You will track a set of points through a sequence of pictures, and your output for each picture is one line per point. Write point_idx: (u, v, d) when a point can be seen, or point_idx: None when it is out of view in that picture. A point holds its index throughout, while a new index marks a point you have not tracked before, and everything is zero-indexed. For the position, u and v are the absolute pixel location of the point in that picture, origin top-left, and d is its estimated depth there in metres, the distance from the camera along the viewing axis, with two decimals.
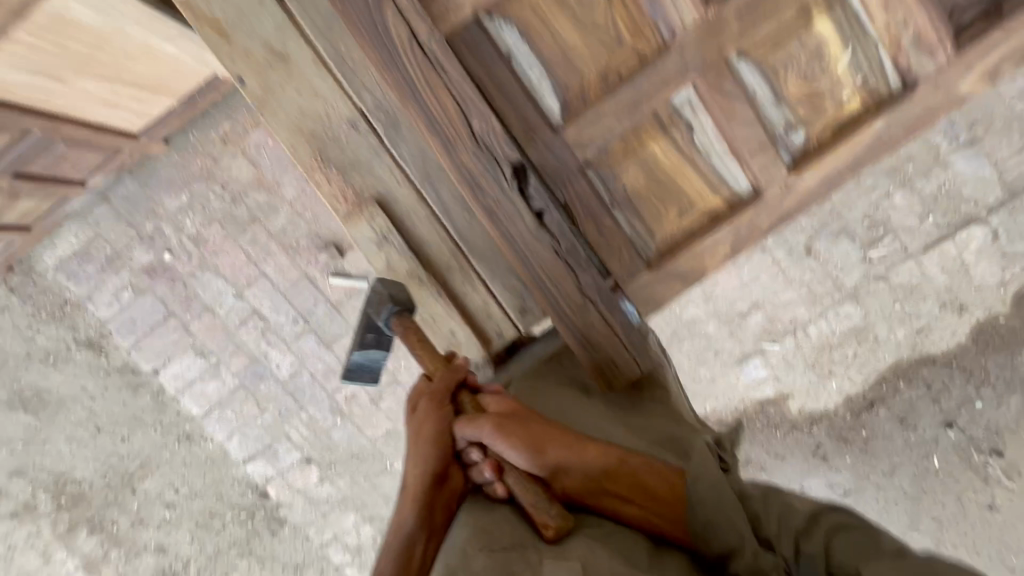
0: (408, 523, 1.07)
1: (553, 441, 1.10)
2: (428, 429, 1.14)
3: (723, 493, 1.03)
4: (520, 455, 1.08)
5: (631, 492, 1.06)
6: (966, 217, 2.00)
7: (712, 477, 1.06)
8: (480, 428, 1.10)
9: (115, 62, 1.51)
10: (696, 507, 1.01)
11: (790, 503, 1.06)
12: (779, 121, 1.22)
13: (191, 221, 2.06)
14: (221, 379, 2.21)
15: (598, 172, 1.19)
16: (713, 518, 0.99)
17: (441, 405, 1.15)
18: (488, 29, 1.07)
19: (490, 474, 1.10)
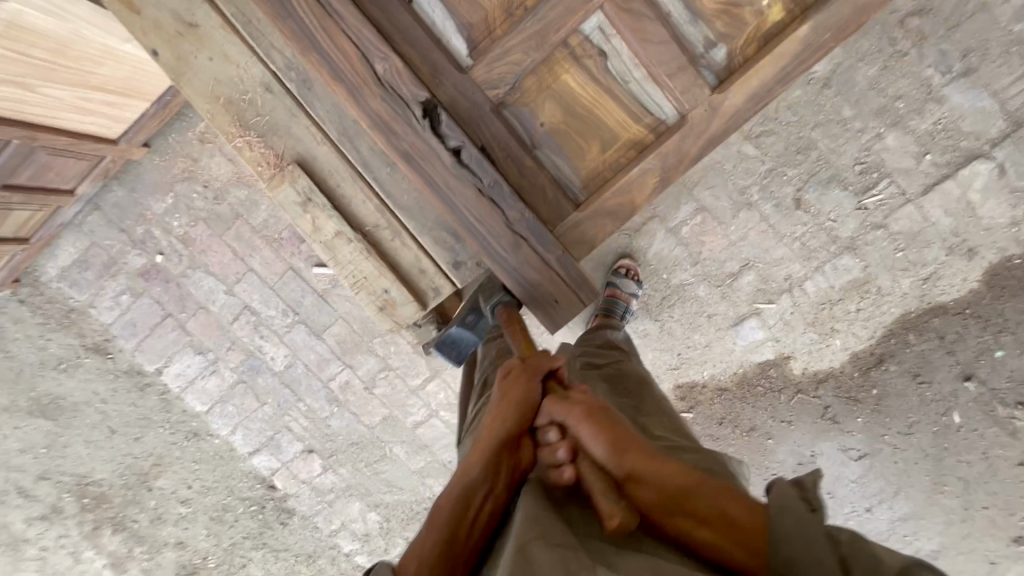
0: (472, 478, 0.94)
1: (633, 444, 0.93)
2: (514, 393, 1.04)
3: (814, 528, 0.76)
4: (597, 447, 0.93)
5: (709, 518, 0.85)
6: (968, 153, 1.86)
7: (801, 509, 0.80)
8: (569, 408, 0.99)
9: (77, 62, 1.56)
10: (781, 542, 0.76)
11: (880, 549, 0.71)
12: (698, 39, 1.04)
13: (178, 222, 2.11)
14: (221, 375, 2.27)
15: (523, 114, 1.09)
16: (791, 546, 0.75)
17: (535, 376, 1.07)
18: None
19: (560, 460, 0.94)
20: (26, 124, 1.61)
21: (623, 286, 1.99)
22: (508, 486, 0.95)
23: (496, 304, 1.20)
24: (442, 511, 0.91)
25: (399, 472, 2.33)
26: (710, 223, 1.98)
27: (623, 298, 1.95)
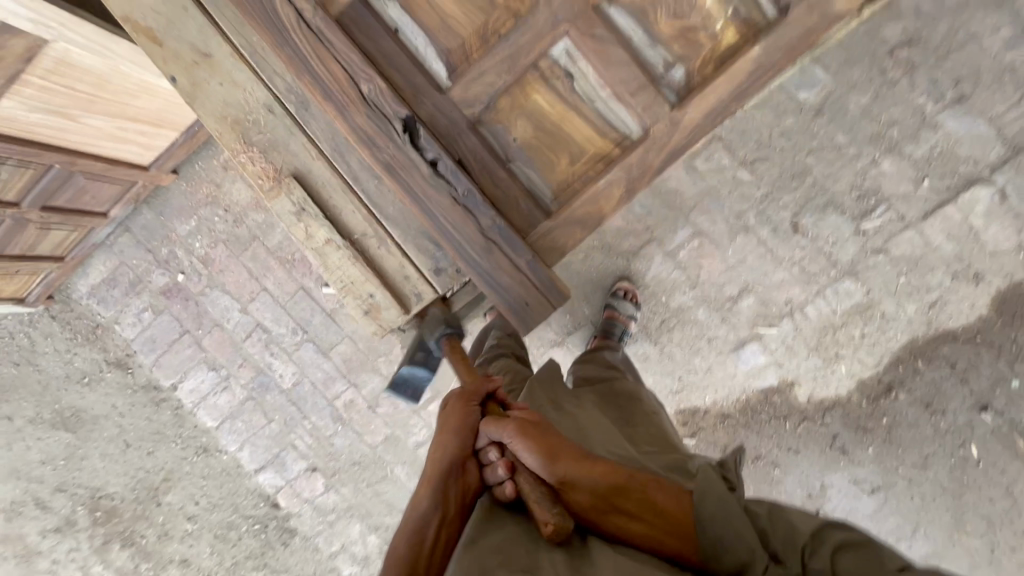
0: (426, 503, 1.06)
1: (565, 450, 1.05)
2: (454, 424, 1.17)
3: (732, 509, 0.95)
4: (533, 458, 1.05)
5: (640, 512, 0.98)
6: (967, 178, 1.87)
7: (721, 492, 0.97)
8: (503, 426, 1.11)
9: (117, 98, 1.73)
10: (706, 523, 0.93)
11: (795, 520, 0.96)
12: (659, 60, 0.95)
13: (199, 243, 2.25)
14: (232, 391, 2.35)
15: (498, 131, 0.98)
16: (722, 529, 0.92)
17: (470, 405, 1.20)
18: (372, 1, 0.94)
19: (502, 476, 1.08)
20: (68, 151, 1.77)
21: (622, 308, 1.99)
22: (458, 510, 1.07)
23: (441, 336, 1.29)
24: (402, 539, 1.02)
25: (399, 493, 2.33)
26: (707, 247, 2.01)
27: (621, 320, 1.95)
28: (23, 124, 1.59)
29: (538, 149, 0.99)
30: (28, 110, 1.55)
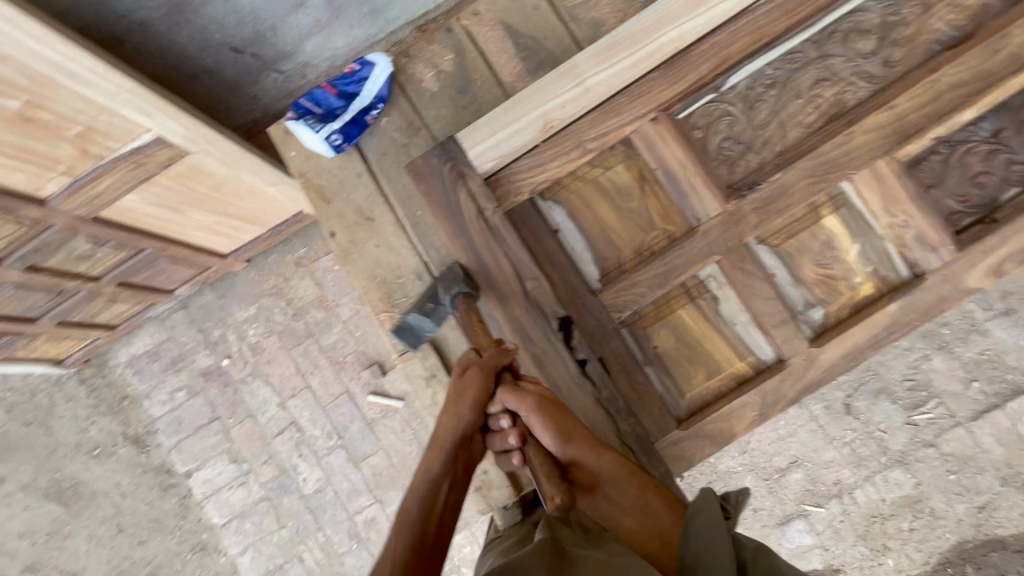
0: (434, 471, 1.00)
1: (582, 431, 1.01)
2: (470, 388, 1.02)
3: (718, 531, 0.88)
4: (548, 437, 1.01)
5: (634, 506, 0.99)
6: (1014, 387, 1.94)
7: (712, 513, 0.92)
8: (523, 398, 1.00)
9: (225, 200, 1.82)
10: (688, 538, 0.89)
11: (785, 563, 0.81)
12: (801, 298, 1.09)
13: (254, 331, 2.25)
14: (248, 488, 2.23)
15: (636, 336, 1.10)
16: (698, 545, 0.87)
17: (486, 375, 1.02)
18: (543, 209, 1.10)
19: (513, 448, 1.04)
20: (163, 238, 1.83)
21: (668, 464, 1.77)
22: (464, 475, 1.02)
23: (456, 295, 1.06)
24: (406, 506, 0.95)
25: None
26: None
27: None
28: (133, 214, 1.65)
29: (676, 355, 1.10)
30: (143, 204, 1.62)
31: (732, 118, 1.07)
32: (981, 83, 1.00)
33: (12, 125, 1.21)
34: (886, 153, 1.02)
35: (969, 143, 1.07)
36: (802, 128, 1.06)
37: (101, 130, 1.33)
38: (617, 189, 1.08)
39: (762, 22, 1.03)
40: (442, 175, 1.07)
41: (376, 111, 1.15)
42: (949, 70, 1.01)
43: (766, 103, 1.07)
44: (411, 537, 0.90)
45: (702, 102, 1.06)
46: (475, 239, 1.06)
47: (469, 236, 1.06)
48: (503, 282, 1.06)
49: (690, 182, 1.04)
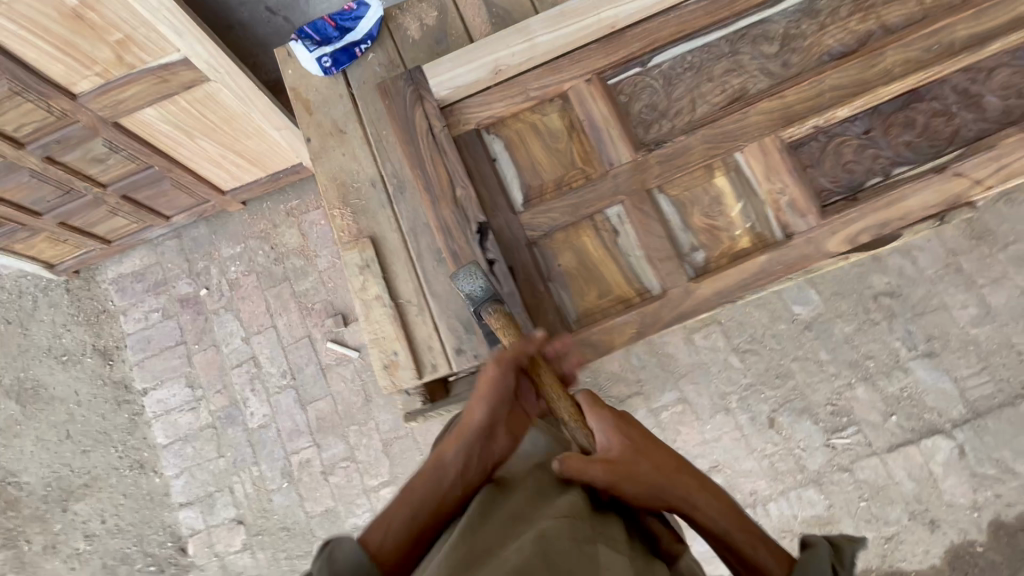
0: (452, 455, 0.92)
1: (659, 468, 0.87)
2: (500, 383, 1.00)
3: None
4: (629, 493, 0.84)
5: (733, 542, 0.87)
6: (930, 426, 2.04)
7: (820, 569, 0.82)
8: (590, 469, 0.82)
9: (232, 135, 2.02)
10: None
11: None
12: (687, 242, 1.15)
13: (235, 268, 2.41)
14: (197, 413, 2.33)
15: (554, 255, 1.16)
16: None
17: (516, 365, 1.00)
18: (484, 135, 1.21)
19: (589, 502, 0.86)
20: (170, 158, 2.02)
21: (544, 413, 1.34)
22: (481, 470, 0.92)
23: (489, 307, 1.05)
24: (413, 491, 0.89)
25: None
26: (688, 416, 2.13)
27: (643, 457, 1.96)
28: (148, 128, 1.85)
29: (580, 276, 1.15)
30: (160, 119, 1.83)
31: (653, 90, 1.20)
32: (857, 91, 1.13)
33: (64, 19, 1.43)
34: (773, 132, 1.14)
35: (842, 137, 1.15)
36: (709, 106, 1.18)
37: (138, 40, 1.54)
38: (550, 131, 1.21)
39: (691, 12, 1.18)
40: (403, 93, 1.20)
41: (364, 46, 1.30)
42: (834, 74, 1.14)
43: (683, 82, 1.20)
44: (411, 510, 0.86)
45: (630, 73, 1.21)
46: (419, 144, 1.17)
47: (414, 142, 1.17)
48: (436, 179, 1.15)
49: (609, 131, 1.17)
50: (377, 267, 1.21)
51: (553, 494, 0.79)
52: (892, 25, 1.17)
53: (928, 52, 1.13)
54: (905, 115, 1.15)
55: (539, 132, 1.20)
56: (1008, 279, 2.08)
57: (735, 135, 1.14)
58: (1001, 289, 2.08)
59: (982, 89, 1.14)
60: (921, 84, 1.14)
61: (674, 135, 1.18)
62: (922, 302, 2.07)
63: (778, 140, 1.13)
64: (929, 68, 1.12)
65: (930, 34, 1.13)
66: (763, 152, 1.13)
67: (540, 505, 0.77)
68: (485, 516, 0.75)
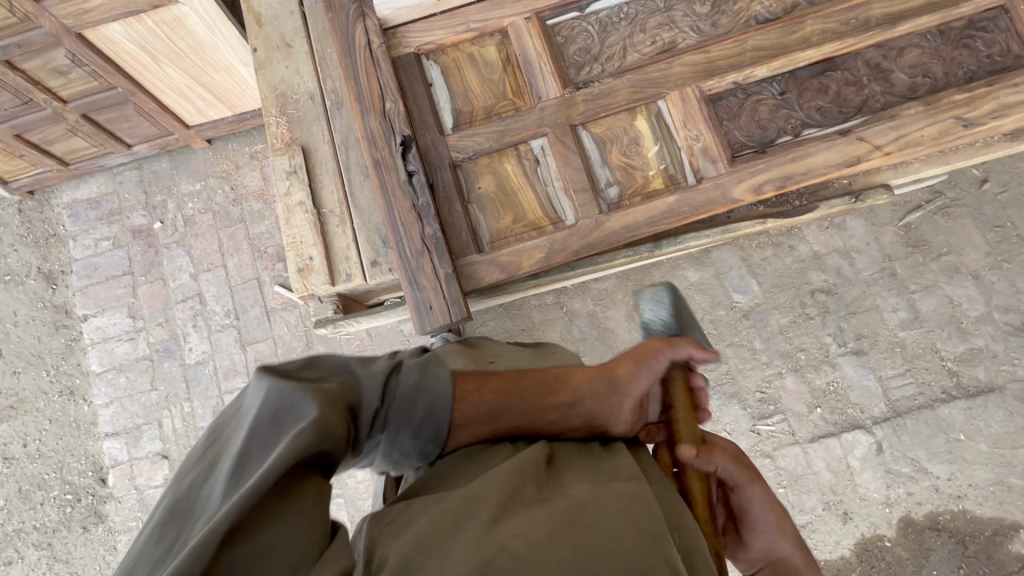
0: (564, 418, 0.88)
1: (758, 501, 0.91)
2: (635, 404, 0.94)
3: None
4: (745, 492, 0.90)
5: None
6: (851, 421, 2.09)
7: None
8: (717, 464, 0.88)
9: (199, 66, 2.04)
10: None
11: None
12: (603, 178, 1.20)
13: (192, 204, 2.41)
14: (135, 344, 2.31)
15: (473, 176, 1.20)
16: None
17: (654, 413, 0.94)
18: (422, 60, 1.25)
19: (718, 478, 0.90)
20: (135, 82, 2.04)
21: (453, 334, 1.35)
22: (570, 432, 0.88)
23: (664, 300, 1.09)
24: (516, 401, 0.86)
25: None
26: None
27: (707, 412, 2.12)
28: (113, 46, 1.87)
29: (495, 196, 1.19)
30: (125, 38, 1.84)
31: (589, 35, 1.26)
32: (776, 53, 1.20)
33: None
34: (694, 83, 1.19)
35: (760, 97, 1.21)
36: (640, 55, 1.24)
37: None
38: (486, 63, 1.26)
39: None
40: (347, 10, 1.25)
41: None
42: (756, 36, 1.21)
43: (617, 31, 1.25)
44: (504, 412, 0.84)
45: (568, 17, 1.26)
46: (356, 58, 1.22)
47: (352, 56, 1.22)
48: (368, 92, 1.20)
49: (541, 66, 1.22)
50: (305, 175, 1.25)
51: (620, 465, 0.79)
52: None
53: (845, 24, 1.21)
54: (819, 82, 1.21)
55: (476, 62, 1.25)
56: (939, 287, 2.15)
57: (658, 82, 1.20)
58: (931, 295, 2.14)
59: (893, 65, 1.21)
60: (836, 54, 1.21)
61: (603, 77, 1.23)
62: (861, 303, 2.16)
63: (697, 90, 1.19)
64: (844, 39, 1.19)
65: (847, 10, 1.21)
66: (682, 100, 1.19)
67: (604, 476, 0.75)
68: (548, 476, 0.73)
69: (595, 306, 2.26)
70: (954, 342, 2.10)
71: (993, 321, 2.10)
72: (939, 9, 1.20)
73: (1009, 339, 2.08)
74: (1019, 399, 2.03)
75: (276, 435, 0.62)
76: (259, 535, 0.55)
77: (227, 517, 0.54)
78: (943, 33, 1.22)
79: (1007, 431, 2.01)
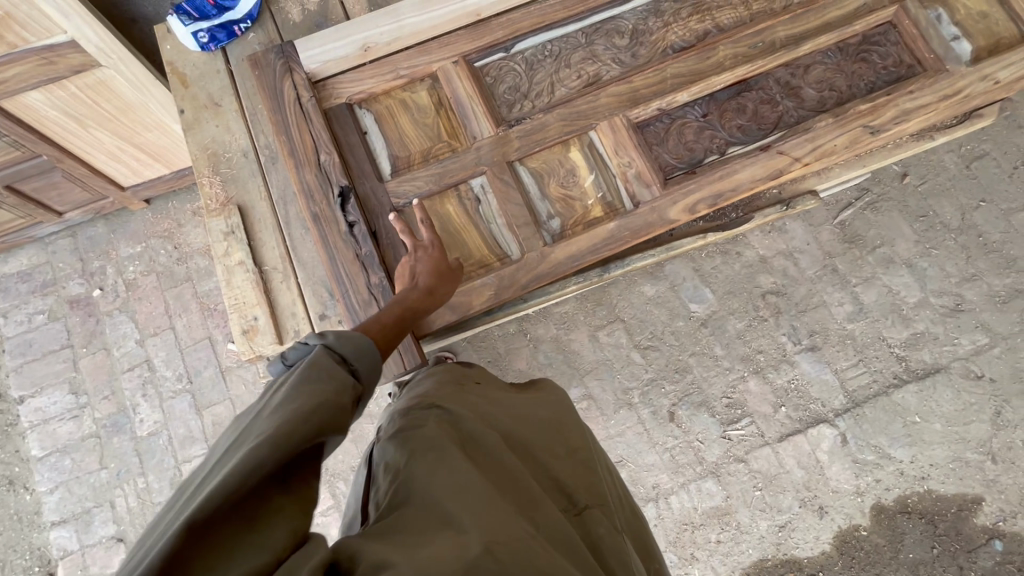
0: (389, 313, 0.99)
1: None
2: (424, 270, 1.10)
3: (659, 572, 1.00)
4: None
5: None
6: (815, 416, 2.16)
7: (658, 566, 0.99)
8: None
9: (130, 126, 1.98)
10: None
11: None
12: (544, 211, 1.22)
13: (133, 267, 2.31)
14: (79, 422, 2.17)
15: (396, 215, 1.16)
16: None
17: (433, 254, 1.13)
18: (355, 109, 1.26)
19: None
20: (62, 148, 1.95)
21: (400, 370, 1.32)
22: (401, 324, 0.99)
23: None
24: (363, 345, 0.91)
25: None
26: (592, 412, 2.20)
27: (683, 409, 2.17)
28: (33, 114, 1.78)
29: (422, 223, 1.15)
30: (46, 105, 1.76)
31: (516, 74, 1.29)
32: (694, 78, 1.26)
33: None
34: (621, 112, 1.24)
35: (684, 121, 1.27)
36: (567, 90, 1.28)
37: (19, 19, 1.48)
38: (419, 107, 1.27)
39: (549, 6, 1.30)
40: (274, 67, 1.24)
41: (243, 25, 1.34)
42: (674, 63, 1.27)
43: (544, 68, 1.30)
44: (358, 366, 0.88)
45: (495, 58, 1.30)
46: (287, 113, 1.21)
47: (282, 112, 1.21)
48: (302, 146, 1.19)
49: (472, 107, 1.25)
50: (244, 234, 1.22)
51: (584, 487, 0.94)
52: (725, 25, 1.32)
53: (753, 48, 1.29)
54: (736, 102, 1.28)
55: (409, 108, 1.27)
56: (879, 278, 2.26)
57: (587, 114, 1.24)
58: (872, 287, 2.25)
59: (801, 82, 1.30)
60: (748, 76, 1.28)
61: (534, 112, 1.26)
62: (808, 300, 2.26)
63: (623, 118, 1.23)
64: (754, 61, 1.27)
65: (754, 34, 1.29)
66: (611, 129, 1.23)
67: (572, 497, 0.91)
68: (527, 491, 0.82)
69: (558, 330, 2.27)
70: (898, 328, 2.21)
71: (930, 306, 2.22)
72: (835, 29, 1.30)
73: (946, 321, 2.20)
74: (962, 377, 2.14)
75: (234, 450, 0.60)
76: (226, 550, 0.52)
77: (187, 520, 0.51)
78: (842, 49, 1.32)
79: (956, 409, 2.12)
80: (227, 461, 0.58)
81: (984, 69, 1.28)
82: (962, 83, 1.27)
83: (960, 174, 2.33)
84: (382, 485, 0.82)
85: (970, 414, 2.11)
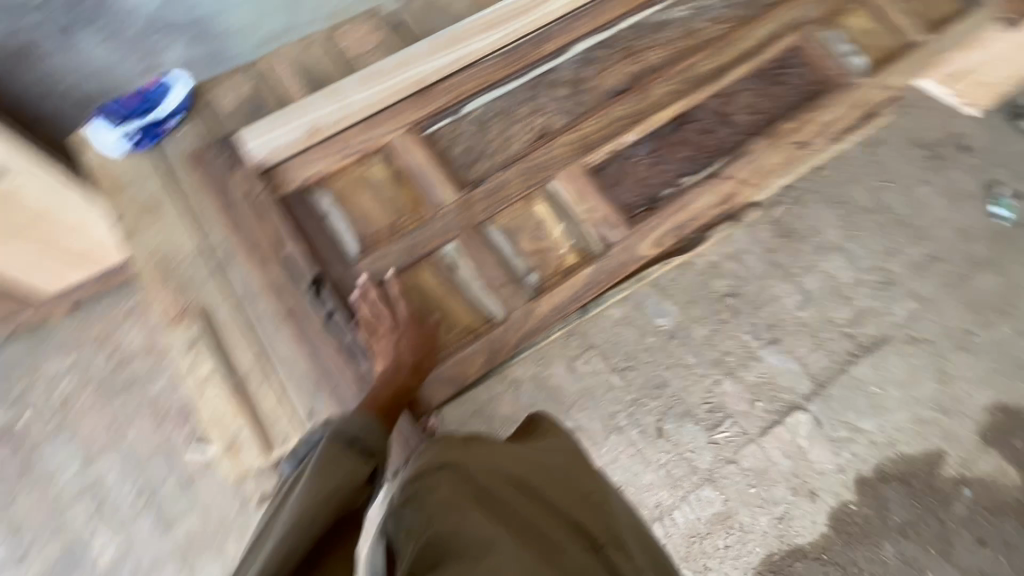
0: (377, 397, 1.04)
1: None
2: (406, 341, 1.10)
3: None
4: None
5: None
6: (789, 404, 2.27)
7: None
8: None
9: (47, 233, 1.81)
10: None
11: None
12: (520, 267, 1.22)
13: (65, 382, 2.09)
14: (23, 569, 1.91)
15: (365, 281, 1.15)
16: None
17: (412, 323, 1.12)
18: (310, 193, 1.24)
19: None
20: None
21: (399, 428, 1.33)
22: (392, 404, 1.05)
23: None
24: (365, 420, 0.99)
25: None
26: (584, 443, 2.21)
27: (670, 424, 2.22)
28: None
29: (398, 299, 1.13)
30: None
31: (469, 136, 1.31)
32: (637, 119, 1.33)
33: None
34: (576, 161, 1.28)
35: (635, 159, 1.32)
36: (520, 144, 1.31)
37: None
38: (376, 181, 1.26)
39: (489, 67, 1.34)
40: (221, 166, 1.23)
41: (172, 122, 1.28)
42: (616, 107, 1.33)
43: (494, 126, 1.32)
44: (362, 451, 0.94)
45: (444, 123, 1.31)
46: (243, 211, 1.19)
47: (237, 210, 1.19)
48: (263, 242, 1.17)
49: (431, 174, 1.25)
50: (209, 342, 1.14)
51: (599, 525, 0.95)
52: (654, 65, 1.41)
53: (684, 84, 1.38)
54: (678, 136, 1.36)
55: (366, 184, 1.26)
56: (817, 265, 2.44)
57: (545, 166, 1.27)
58: (813, 275, 2.43)
59: (732, 109, 1.40)
60: (685, 110, 1.37)
61: (493, 170, 1.27)
62: (761, 296, 2.39)
63: (580, 166, 1.27)
64: (687, 97, 1.36)
65: (681, 71, 1.39)
66: (570, 177, 1.27)
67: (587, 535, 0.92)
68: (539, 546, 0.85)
69: (536, 367, 2.28)
70: (843, 309, 2.39)
71: (866, 284, 2.42)
72: (751, 59, 1.42)
73: (882, 295, 2.40)
74: (906, 344, 2.34)
75: (265, 543, 0.77)
76: None
77: None
78: (762, 75, 1.43)
79: (907, 374, 2.30)
80: (261, 553, 0.75)
81: (881, 78, 1.44)
82: (865, 93, 1.42)
83: (864, 161, 2.58)
84: (398, 551, 0.85)
85: (919, 377, 2.29)
